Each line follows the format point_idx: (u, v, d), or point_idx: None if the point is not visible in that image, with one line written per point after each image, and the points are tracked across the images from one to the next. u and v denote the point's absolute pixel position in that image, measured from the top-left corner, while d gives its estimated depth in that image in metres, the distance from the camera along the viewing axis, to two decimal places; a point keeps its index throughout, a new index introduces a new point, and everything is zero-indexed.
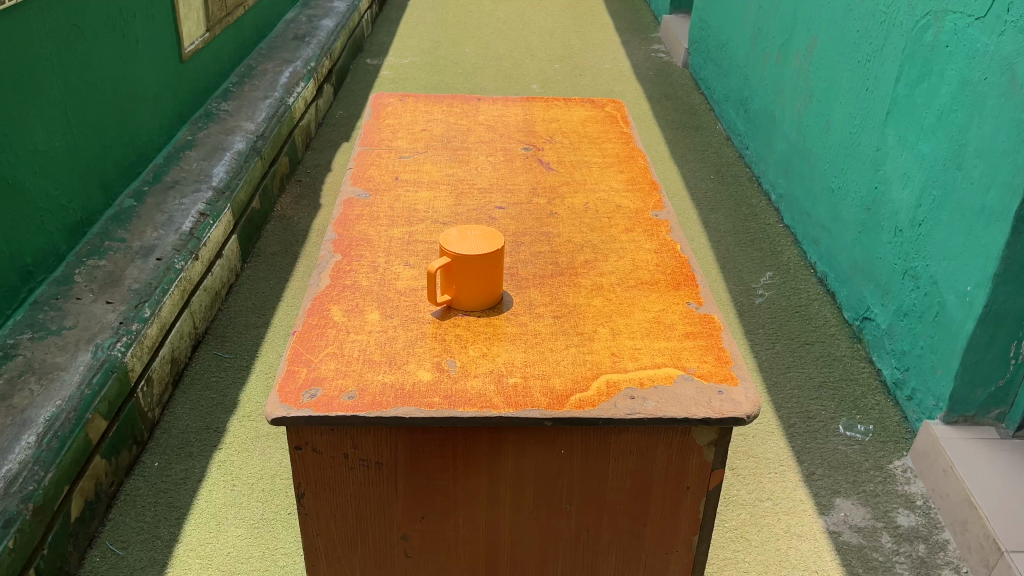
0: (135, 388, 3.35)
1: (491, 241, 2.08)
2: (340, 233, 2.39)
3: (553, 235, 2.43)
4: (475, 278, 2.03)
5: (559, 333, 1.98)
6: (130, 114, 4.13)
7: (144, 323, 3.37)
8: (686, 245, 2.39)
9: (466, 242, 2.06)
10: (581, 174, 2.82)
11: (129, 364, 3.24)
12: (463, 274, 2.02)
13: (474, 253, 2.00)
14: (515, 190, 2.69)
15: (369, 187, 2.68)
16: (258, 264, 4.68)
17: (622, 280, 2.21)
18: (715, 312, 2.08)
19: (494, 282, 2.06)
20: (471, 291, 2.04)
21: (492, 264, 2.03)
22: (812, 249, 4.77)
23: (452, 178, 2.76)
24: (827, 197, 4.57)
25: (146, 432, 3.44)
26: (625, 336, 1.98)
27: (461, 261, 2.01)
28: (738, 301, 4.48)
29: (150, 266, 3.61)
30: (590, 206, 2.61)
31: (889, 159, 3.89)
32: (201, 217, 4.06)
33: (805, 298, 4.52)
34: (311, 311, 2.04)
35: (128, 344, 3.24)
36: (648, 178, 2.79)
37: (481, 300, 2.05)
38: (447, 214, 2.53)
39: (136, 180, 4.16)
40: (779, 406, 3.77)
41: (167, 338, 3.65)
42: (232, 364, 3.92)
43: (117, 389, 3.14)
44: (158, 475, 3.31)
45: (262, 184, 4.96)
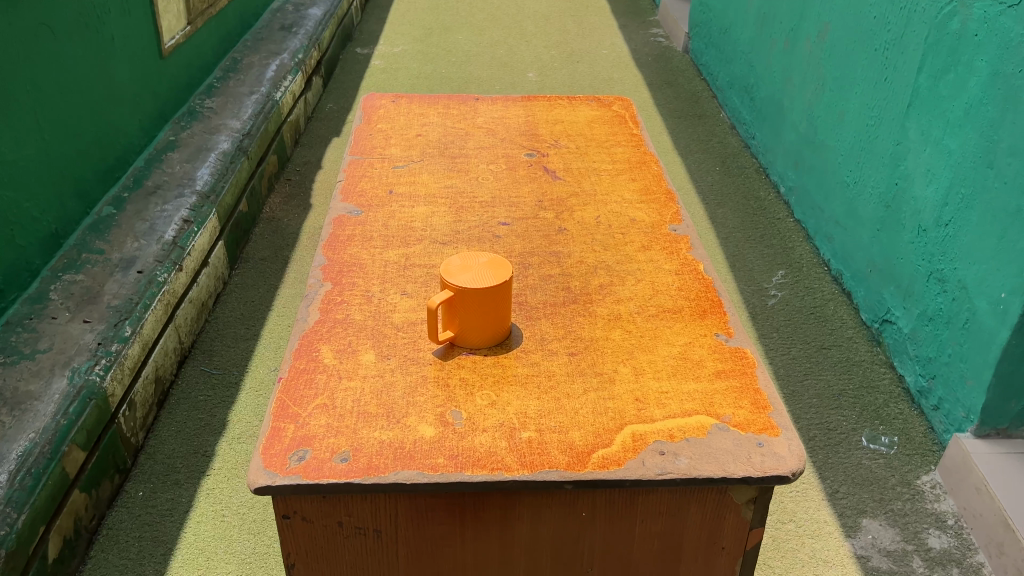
0: (117, 413, 3.14)
1: (498, 270, 1.87)
2: (330, 258, 2.18)
3: (562, 256, 2.22)
4: (480, 314, 1.82)
5: (575, 375, 1.78)
6: (107, 115, 3.88)
7: (125, 344, 3.15)
8: (710, 264, 2.19)
9: (469, 273, 1.85)
10: (590, 183, 2.60)
11: (109, 389, 3.02)
12: (468, 309, 1.82)
13: (479, 286, 1.80)
14: (520, 203, 2.48)
15: (361, 203, 2.46)
16: (247, 270, 4.46)
17: (642, 309, 2.01)
18: (747, 346, 1.88)
19: (501, 317, 1.85)
20: (475, 328, 1.84)
21: (499, 298, 1.83)
22: (825, 247, 4.56)
23: (450, 190, 2.54)
24: (841, 191, 4.36)
25: (129, 458, 3.24)
26: (648, 377, 1.77)
27: (465, 295, 1.80)
28: (751, 303, 4.28)
29: (131, 281, 3.38)
30: (602, 220, 2.40)
31: (910, 155, 3.68)
32: (185, 224, 3.84)
33: (820, 298, 4.31)
34: (298, 353, 1.83)
35: (107, 367, 3.02)
36: (663, 186, 2.58)
37: (487, 337, 1.85)
38: (446, 233, 2.32)
39: (116, 184, 3.91)
40: (798, 417, 3.57)
41: (151, 356, 3.44)
42: (219, 381, 3.71)
43: (96, 417, 2.93)
44: (143, 505, 3.11)
45: (249, 185, 4.72)
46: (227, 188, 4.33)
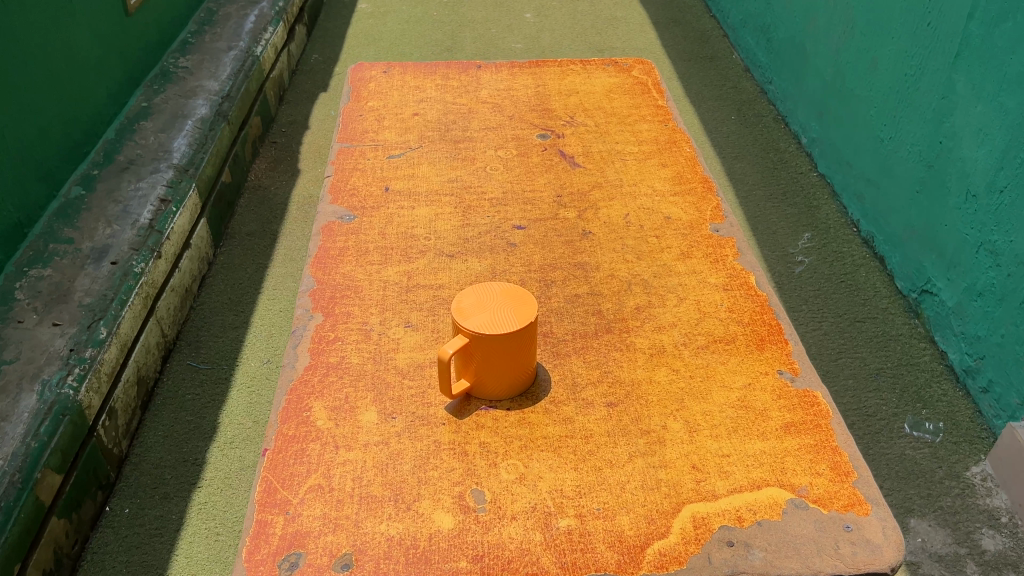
0: (94, 422, 2.01)
1: (520, 307, 1.55)
2: (321, 281, 1.87)
3: (590, 268, 1.91)
4: (500, 360, 1.52)
5: (616, 435, 1.49)
6: (81, 63, 2.78)
7: (102, 348, 2.07)
8: (762, 276, 1.87)
9: (486, 311, 1.53)
10: (614, 171, 2.27)
11: (84, 401, 1.96)
12: (486, 356, 1.51)
13: (500, 330, 1.48)
14: (536, 201, 2.16)
15: (353, 205, 2.14)
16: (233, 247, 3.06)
17: (689, 341, 1.70)
18: (817, 388, 1.59)
19: (523, 362, 1.55)
20: (494, 377, 1.54)
21: (522, 342, 1.52)
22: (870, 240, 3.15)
23: (456, 186, 2.21)
24: (871, 148, 3.10)
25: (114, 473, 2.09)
26: (702, 436, 1.49)
27: (483, 342, 1.49)
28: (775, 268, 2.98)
29: (104, 273, 2.28)
30: (632, 219, 2.08)
31: (957, 112, 2.58)
32: (162, 203, 2.60)
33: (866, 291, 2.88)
34: (286, 413, 1.54)
35: (81, 379, 1.97)
36: (698, 174, 2.25)
37: (508, 386, 1.56)
38: (453, 242, 2.00)
39: (84, 162, 2.69)
40: None
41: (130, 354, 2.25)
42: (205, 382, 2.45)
43: (71, 434, 1.89)
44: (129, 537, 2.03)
45: (230, 153, 3.28)
46: (223, 128, 3.15)
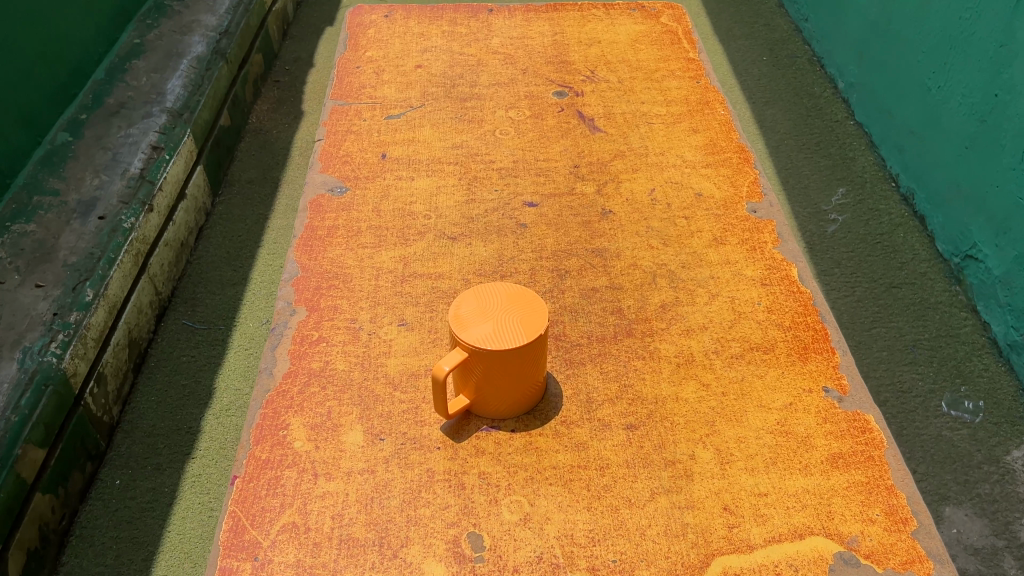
0: (82, 391, 1.44)
1: (528, 315, 1.33)
2: (306, 267, 1.67)
3: (609, 256, 1.69)
4: (503, 377, 1.32)
5: (636, 466, 1.30)
6: None
7: (91, 312, 1.49)
8: (806, 269, 1.65)
9: (489, 321, 1.31)
10: (639, 137, 2.02)
11: (70, 370, 1.40)
12: (487, 374, 1.31)
13: (504, 346, 1.27)
14: (551, 172, 1.92)
15: (345, 174, 1.91)
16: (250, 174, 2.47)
17: (721, 349, 1.49)
18: (868, 410, 1.38)
19: (530, 378, 1.35)
20: (496, 394, 1.34)
21: (529, 357, 1.31)
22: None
23: (461, 154, 1.98)
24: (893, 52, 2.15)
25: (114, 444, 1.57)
26: (736, 469, 1.30)
27: (485, 359, 1.29)
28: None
29: (91, 231, 1.61)
30: (658, 196, 1.84)
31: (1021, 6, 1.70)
32: (157, 150, 1.83)
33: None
34: (260, 433, 1.36)
35: (69, 344, 1.41)
36: (733, 142, 2.00)
37: (512, 404, 1.36)
38: (456, 221, 1.78)
39: (71, 102, 1.88)
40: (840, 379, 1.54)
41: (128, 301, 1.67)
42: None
43: (57, 407, 1.35)
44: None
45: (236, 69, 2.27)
46: (221, 57, 2.16)
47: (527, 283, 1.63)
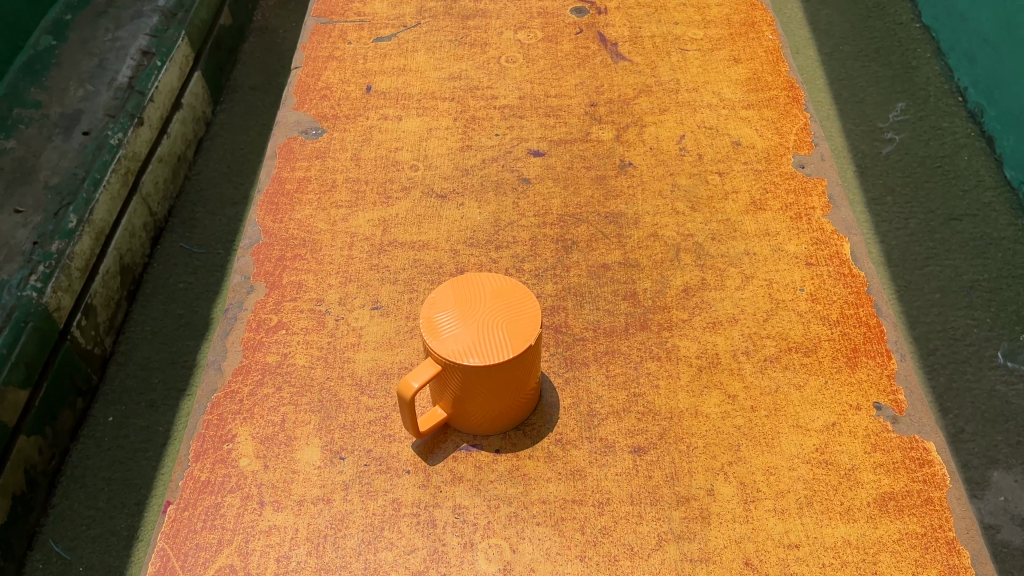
0: None
1: (517, 320, 1.09)
2: (270, 231, 1.43)
3: (625, 223, 1.43)
4: (485, 393, 1.09)
5: (642, 504, 1.08)
6: None
7: (72, 240, 1.80)
8: (861, 244, 1.38)
9: (470, 327, 1.08)
10: (669, 67, 1.71)
11: (53, 304, 1.73)
12: (468, 389, 1.08)
13: (488, 361, 1.04)
14: (562, 112, 1.63)
15: (322, 111, 1.64)
16: (235, 105, 2.50)
17: (753, 349, 1.24)
18: (929, 436, 1.14)
19: (516, 392, 1.12)
20: (476, 411, 1.12)
21: (516, 372, 1.08)
22: (967, 198, 2.28)
23: (459, 87, 1.69)
24: None
25: (96, 376, 1.92)
26: (762, 511, 1.07)
27: (465, 374, 1.06)
28: (857, 147, 2.39)
29: (75, 148, 1.95)
30: (689, 144, 1.56)
31: None
32: (145, 57, 2.13)
33: (959, 247, 2.18)
34: (201, 446, 1.15)
35: (49, 277, 1.73)
36: (781, 76, 1.69)
37: (495, 420, 1.14)
38: (448, 174, 1.52)
39: None
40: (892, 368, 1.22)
41: (109, 239, 1.95)
42: (201, 266, 2.15)
43: None
44: (112, 440, 1.86)
45: None
46: None
47: (526, 257, 1.38)
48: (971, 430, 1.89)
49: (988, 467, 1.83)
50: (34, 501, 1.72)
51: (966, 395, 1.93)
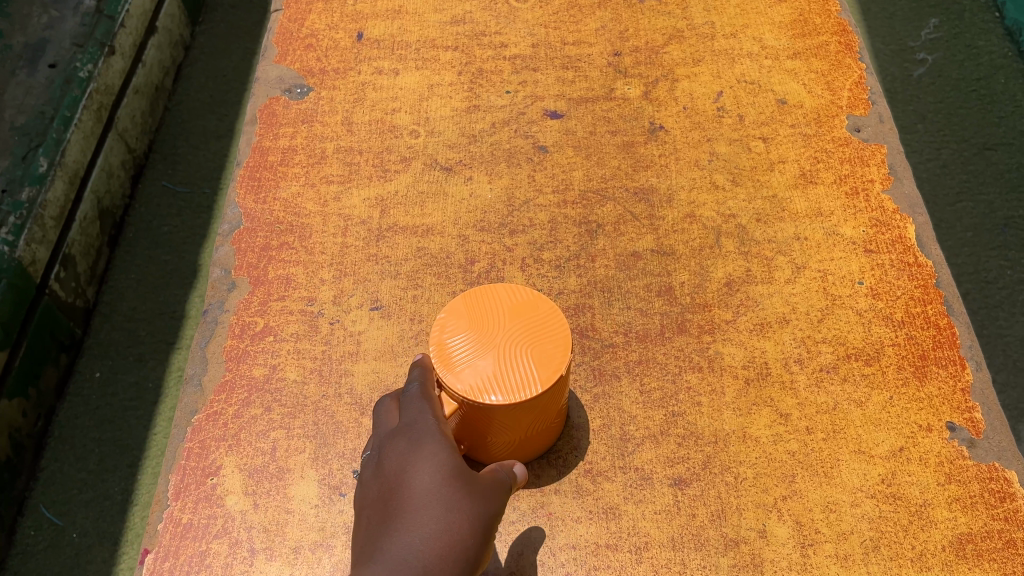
0: None
1: (544, 342, 0.88)
2: (252, 212, 1.26)
3: (657, 200, 1.25)
4: (509, 426, 0.90)
5: (685, 549, 0.95)
6: None
7: (44, 187, 1.57)
8: (926, 224, 1.21)
9: (489, 352, 0.87)
10: (702, 7, 1.50)
11: (27, 257, 1.51)
12: (490, 427, 0.90)
13: (513, 400, 0.84)
14: (582, 63, 1.43)
15: (307, 65, 1.44)
16: (216, 26, 2.17)
17: (807, 356, 1.09)
18: (1010, 463, 1.00)
19: (544, 420, 0.94)
20: (499, 447, 0.95)
21: (545, 403, 0.89)
22: (1003, 125, 2.01)
23: (463, 33, 1.48)
24: None
25: (81, 330, 1.69)
26: (822, 557, 0.95)
27: (488, 413, 0.86)
28: (885, 70, 2.12)
29: (41, 81, 1.65)
30: (727, 102, 1.36)
31: None
32: None
33: (993, 179, 1.93)
34: (182, 481, 1.01)
35: (21, 228, 1.51)
36: (831, 18, 1.47)
37: (520, 452, 0.98)
38: (453, 140, 1.33)
39: None
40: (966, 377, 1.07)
41: (85, 182, 1.70)
42: (187, 206, 1.87)
43: None
44: (102, 399, 1.65)
45: None
46: None
47: (546, 243, 1.21)
48: (1003, 380, 1.69)
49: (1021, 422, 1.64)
50: (19, 468, 1.53)
51: (997, 343, 1.73)
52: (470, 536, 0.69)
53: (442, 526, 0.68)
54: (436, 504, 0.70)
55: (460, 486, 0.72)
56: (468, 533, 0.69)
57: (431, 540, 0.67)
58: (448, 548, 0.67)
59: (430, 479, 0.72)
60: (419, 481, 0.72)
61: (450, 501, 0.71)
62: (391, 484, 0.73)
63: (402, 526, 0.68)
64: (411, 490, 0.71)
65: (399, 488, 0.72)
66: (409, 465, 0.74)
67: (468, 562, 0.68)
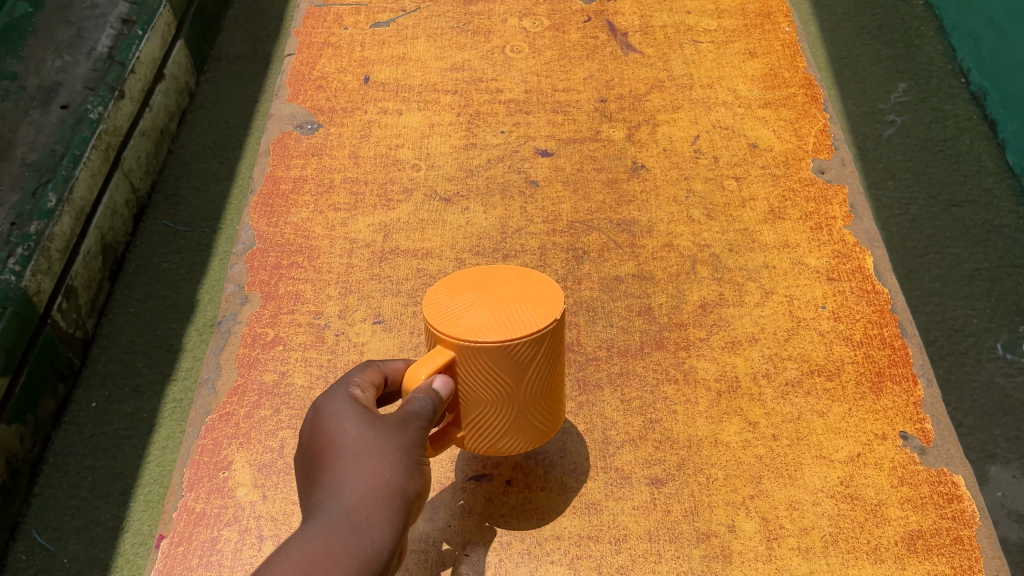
0: (48, 309, 1.60)
1: (538, 294, 0.85)
2: (265, 235, 1.36)
3: (638, 231, 1.36)
4: (512, 388, 0.85)
5: (661, 540, 1.04)
6: None
7: (52, 221, 1.62)
8: (884, 257, 1.32)
9: (478, 303, 0.84)
10: (681, 61, 1.64)
11: (33, 287, 1.54)
12: (489, 390, 0.84)
13: (512, 338, 0.81)
14: (571, 108, 1.56)
15: (317, 104, 1.56)
16: (220, 75, 2.27)
17: (774, 371, 1.19)
18: (957, 469, 1.10)
19: (550, 385, 0.88)
20: (499, 425, 0.88)
21: (544, 358, 0.84)
22: (968, 183, 2.11)
23: (462, 78, 1.61)
24: None
25: (79, 360, 1.71)
26: (785, 550, 1.03)
27: (481, 359, 0.81)
28: (857, 129, 2.23)
29: (53, 122, 1.74)
30: (703, 145, 1.49)
31: None
32: (125, 26, 1.92)
33: (959, 234, 2.02)
34: (196, 474, 1.10)
35: (30, 259, 1.55)
36: (799, 72, 1.61)
37: (522, 439, 0.90)
38: (451, 174, 1.45)
39: None
40: (919, 392, 1.17)
41: (89, 218, 1.75)
42: (186, 246, 1.92)
43: (15, 329, 1.47)
44: (95, 426, 1.65)
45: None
46: None
47: (536, 267, 1.32)
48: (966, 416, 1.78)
49: (987, 461, 1.69)
50: (13, 495, 1.51)
51: (963, 382, 1.81)
52: (397, 474, 0.71)
53: (367, 473, 0.70)
54: (361, 459, 0.71)
55: (381, 433, 0.73)
56: (392, 468, 0.71)
57: (357, 491, 0.69)
58: (376, 499, 0.69)
59: (345, 433, 0.74)
60: (336, 434, 0.74)
61: (372, 448, 0.72)
62: (312, 445, 0.75)
63: (329, 490, 0.70)
64: (330, 449, 0.73)
65: (322, 448, 0.74)
66: (324, 422, 0.76)
67: (402, 504, 0.70)
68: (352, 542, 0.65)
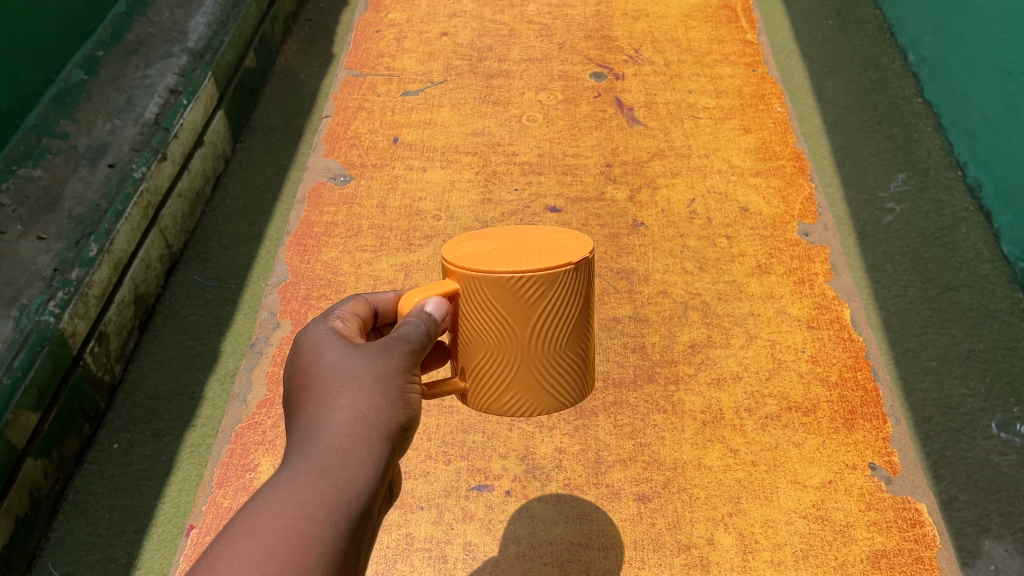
0: (81, 351, 1.36)
1: (565, 244, 0.80)
2: (297, 271, 1.50)
3: (636, 279, 1.50)
4: (521, 329, 0.79)
5: (645, 549, 1.13)
6: None
7: (93, 269, 1.40)
8: (861, 310, 1.44)
9: (496, 246, 0.80)
10: (681, 134, 1.80)
11: (69, 329, 1.33)
12: (496, 329, 0.79)
13: (521, 267, 0.75)
14: (579, 170, 1.71)
15: (350, 159, 1.73)
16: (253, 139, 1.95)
17: (755, 406, 1.30)
18: (920, 497, 1.19)
19: (565, 339, 0.81)
20: (505, 378, 0.82)
21: (558, 302, 0.78)
22: None
23: (481, 142, 1.78)
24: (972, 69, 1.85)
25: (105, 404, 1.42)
26: (759, 562, 1.12)
27: (484, 291, 0.77)
28: None
29: (98, 179, 1.51)
30: (699, 207, 1.63)
31: None
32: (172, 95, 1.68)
33: None
34: (224, 473, 1.22)
35: (69, 302, 1.33)
36: (788, 147, 1.77)
37: (530, 398, 0.83)
38: (468, 224, 1.59)
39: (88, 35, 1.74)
40: (888, 430, 1.27)
41: (122, 271, 1.49)
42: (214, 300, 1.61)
43: (52, 368, 1.28)
44: (116, 468, 1.36)
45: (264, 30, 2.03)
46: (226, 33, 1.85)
47: None
48: None
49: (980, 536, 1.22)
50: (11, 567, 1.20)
51: None
52: (376, 406, 0.66)
53: (343, 407, 0.65)
54: (339, 392, 0.67)
55: (358, 363, 0.69)
56: (370, 400, 0.66)
57: (333, 427, 0.64)
58: (352, 434, 0.64)
59: (321, 366, 0.69)
60: (314, 370, 0.69)
61: (347, 381, 0.67)
62: (293, 378, 0.71)
63: (305, 427, 0.65)
64: (308, 383, 0.69)
65: (301, 380, 0.70)
66: (302, 355, 0.72)
67: (382, 437, 0.65)
68: (322, 481, 0.60)
